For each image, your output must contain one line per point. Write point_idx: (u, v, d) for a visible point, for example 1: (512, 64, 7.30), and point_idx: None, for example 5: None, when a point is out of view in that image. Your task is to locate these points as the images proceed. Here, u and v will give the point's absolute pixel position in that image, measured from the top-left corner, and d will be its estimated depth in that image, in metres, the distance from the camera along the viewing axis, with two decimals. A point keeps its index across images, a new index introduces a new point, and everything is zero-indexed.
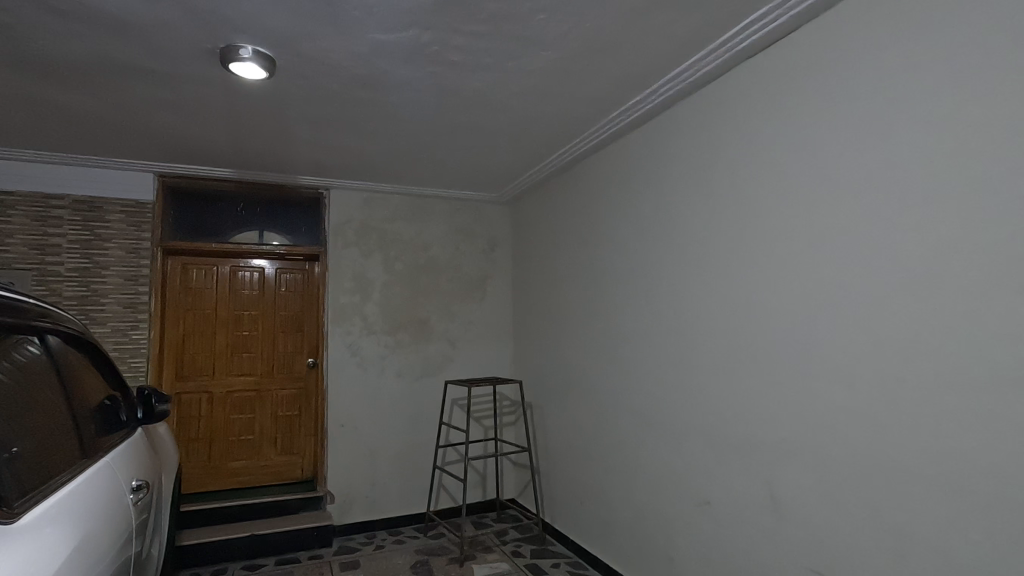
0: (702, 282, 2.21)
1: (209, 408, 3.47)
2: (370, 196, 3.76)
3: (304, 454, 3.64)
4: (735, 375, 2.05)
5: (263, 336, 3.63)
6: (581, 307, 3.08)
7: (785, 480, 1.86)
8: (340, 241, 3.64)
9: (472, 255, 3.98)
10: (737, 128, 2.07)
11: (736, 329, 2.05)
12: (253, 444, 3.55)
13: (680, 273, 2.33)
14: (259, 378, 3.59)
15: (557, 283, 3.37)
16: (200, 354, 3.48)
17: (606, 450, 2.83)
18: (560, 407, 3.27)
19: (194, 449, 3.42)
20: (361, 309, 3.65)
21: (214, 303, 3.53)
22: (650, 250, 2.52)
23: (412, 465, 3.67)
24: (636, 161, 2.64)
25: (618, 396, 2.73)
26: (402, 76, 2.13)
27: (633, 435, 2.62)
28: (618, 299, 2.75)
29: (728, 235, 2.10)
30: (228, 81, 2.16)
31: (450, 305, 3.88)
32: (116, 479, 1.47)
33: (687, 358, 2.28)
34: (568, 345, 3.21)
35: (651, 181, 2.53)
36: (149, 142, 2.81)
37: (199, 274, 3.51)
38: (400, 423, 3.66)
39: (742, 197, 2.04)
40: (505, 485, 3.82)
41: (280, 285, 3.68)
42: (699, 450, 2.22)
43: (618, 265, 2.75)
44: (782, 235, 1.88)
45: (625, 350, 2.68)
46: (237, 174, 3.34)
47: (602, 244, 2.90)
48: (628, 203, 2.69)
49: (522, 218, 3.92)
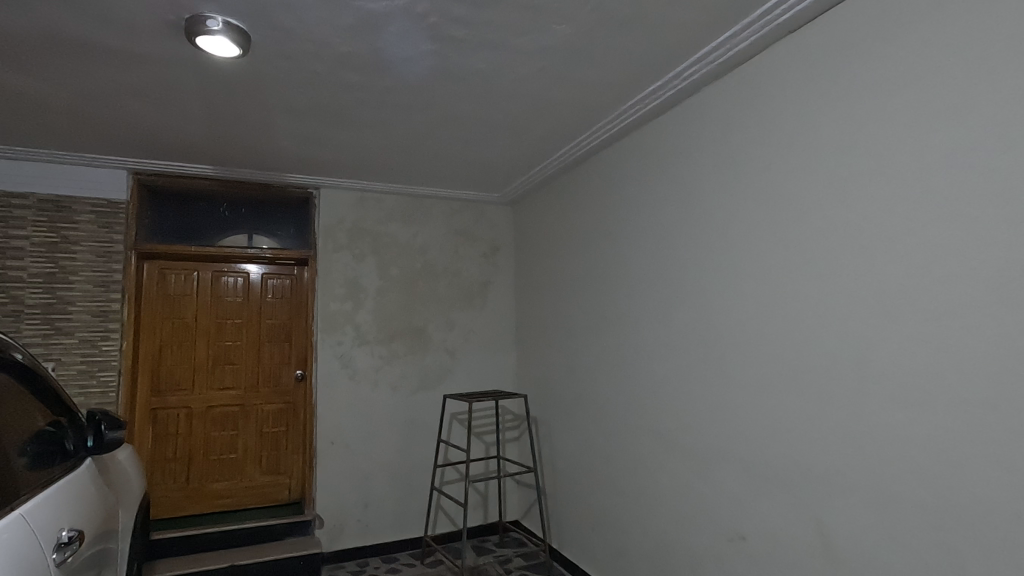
0: (735, 287, 1.97)
1: (187, 425, 3.21)
2: (363, 196, 3.51)
3: (292, 474, 3.37)
4: (775, 394, 1.80)
5: (247, 347, 3.37)
6: (592, 316, 2.84)
7: (835, 516, 1.61)
8: (331, 244, 3.39)
9: (472, 259, 3.73)
10: (775, 114, 1.83)
11: (775, 342, 1.81)
12: (236, 463, 3.28)
13: (708, 278, 2.09)
14: (244, 392, 3.33)
15: (565, 289, 3.12)
16: (178, 367, 3.22)
17: (620, 473, 2.58)
18: (569, 422, 3.01)
19: (171, 470, 3.15)
20: (354, 317, 3.39)
21: (194, 311, 3.28)
22: (673, 253, 2.28)
23: (408, 486, 3.40)
24: (655, 155, 2.40)
25: (636, 413, 2.48)
26: (394, 55, 1.88)
27: (651, 456, 2.38)
28: (634, 306, 2.50)
29: (764, 236, 1.86)
30: (198, 60, 1.91)
31: (449, 312, 3.63)
32: (36, 533, 1.18)
33: (715, 372, 2.04)
34: (578, 356, 2.96)
35: (672, 176, 2.29)
36: (120, 135, 2.56)
37: (179, 280, 3.26)
38: (395, 441, 3.40)
39: (780, 193, 1.81)
40: (508, 506, 3.56)
41: (266, 292, 3.43)
42: (732, 478, 1.96)
43: (636, 269, 2.50)
44: (830, 234, 1.64)
45: (643, 363, 2.44)
46: (218, 172, 3.10)
47: (616, 245, 2.66)
48: (647, 201, 2.45)
49: (526, 219, 3.68)
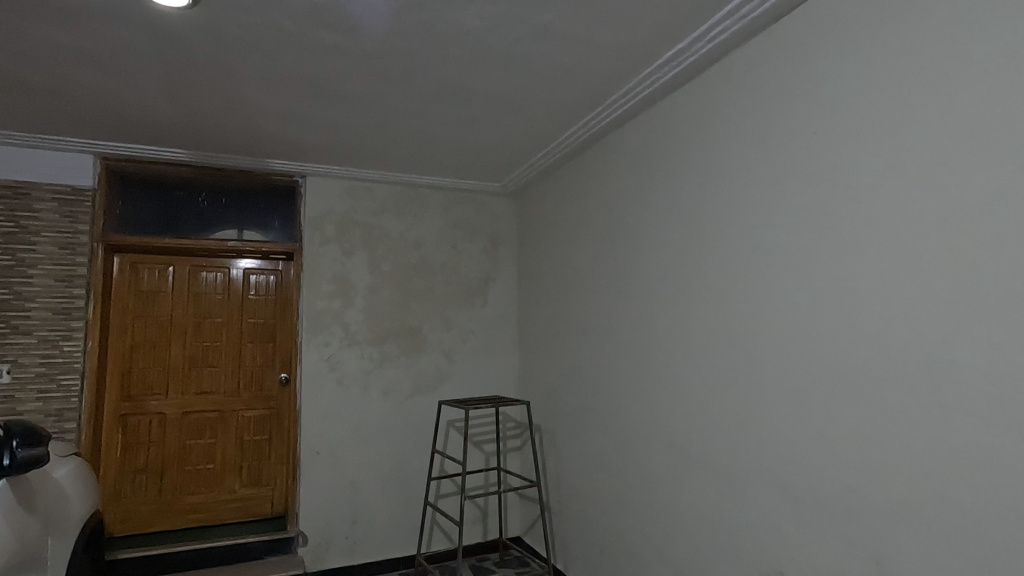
0: (772, 278, 1.69)
1: (160, 433, 2.96)
2: (354, 185, 3.25)
3: (275, 486, 3.11)
4: (823, 404, 1.52)
5: (227, 348, 3.11)
6: (603, 314, 2.57)
7: (897, 553, 1.33)
8: (318, 237, 3.13)
9: (472, 253, 3.47)
10: (821, 74, 1.56)
11: (822, 343, 1.53)
12: (213, 474, 3.02)
13: (740, 269, 1.82)
14: (222, 396, 3.08)
15: (573, 285, 2.85)
16: (150, 369, 2.97)
17: (634, 492, 2.30)
18: (577, 431, 2.74)
19: (142, 482, 2.90)
20: (343, 315, 3.13)
21: (169, 309, 3.02)
22: (697, 241, 2.01)
23: (401, 499, 3.13)
24: (676, 132, 2.13)
25: (653, 423, 2.20)
26: (373, 9, 1.62)
27: (670, 474, 2.10)
28: (653, 303, 2.23)
29: (809, 218, 1.58)
30: (148, 16, 1.66)
31: (446, 312, 3.36)
32: None
33: (748, 379, 1.76)
34: (586, 358, 2.69)
35: (696, 155, 2.02)
36: (79, 111, 2.31)
37: (153, 275, 3.01)
38: (386, 451, 3.13)
39: (828, 167, 1.53)
40: (509, 521, 3.29)
41: (248, 289, 3.17)
42: (768, 503, 1.68)
43: (654, 262, 2.23)
44: (893, 212, 1.36)
45: (661, 368, 2.16)
46: (194, 158, 2.85)
47: (631, 235, 2.39)
48: (666, 185, 2.18)
49: (530, 210, 3.41)
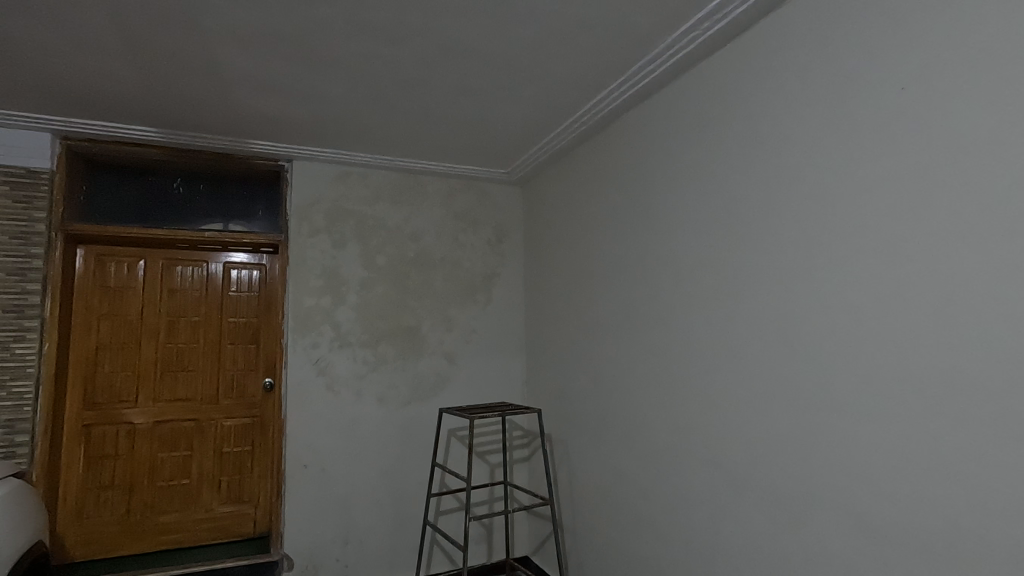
0: (846, 266, 1.41)
1: (128, 445, 2.65)
2: (346, 170, 2.96)
3: (257, 503, 2.81)
4: (918, 416, 1.24)
5: (205, 351, 2.81)
6: (625, 312, 2.29)
7: None
8: (305, 228, 2.83)
9: (474, 246, 3.17)
10: (911, 12, 1.28)
11: (917, 344, 1.24)
12: (188, 490, 2.72)
13: (801, 257, 1.53)
14: (199, 404, 2.78)
15: (589, 278, 2.56)
16: (118, 374, 2.66)
17: (664, 514, 2.02)
18: (594, 442, 2.46)
19: (107, 500, 2.59)
20: (333, 313, 2.84)
21: (140, 307, 2.72)
22: (744, 225, 1.73)
23: (398, 517, 2.83)
24: (716, 100, 1.86)
25: (688, 437, 1.91)
26: None
27: (710, 496, 1.81)
28: (687, 298, 1.95)
29: (895, 191, 1.30)
30: None
31: (446, 310, 3.06)
32: None
33: (812, 387, 1.48)
34: (605, 361, 2.41)
35: (742, 126, 1.74)
36: (27, 77, 2.02)
37: (121, 270, 2.71)
38: (381, 464, 2.84)
39: (922, 125, 1.25)
40: (516, 541, 3.00)
41: (229, 285, 2.87)
42: (843, 537, 1.39)
43: (689, 252, 1.95)
44: (1016, 178, 1.09)
45: (699, 375, 1.88)
46: (166, 138, 2.56)
47: (659, 222, 2.11)
48: (703, 162, 1.90)
49: (538, 199, 3.12)
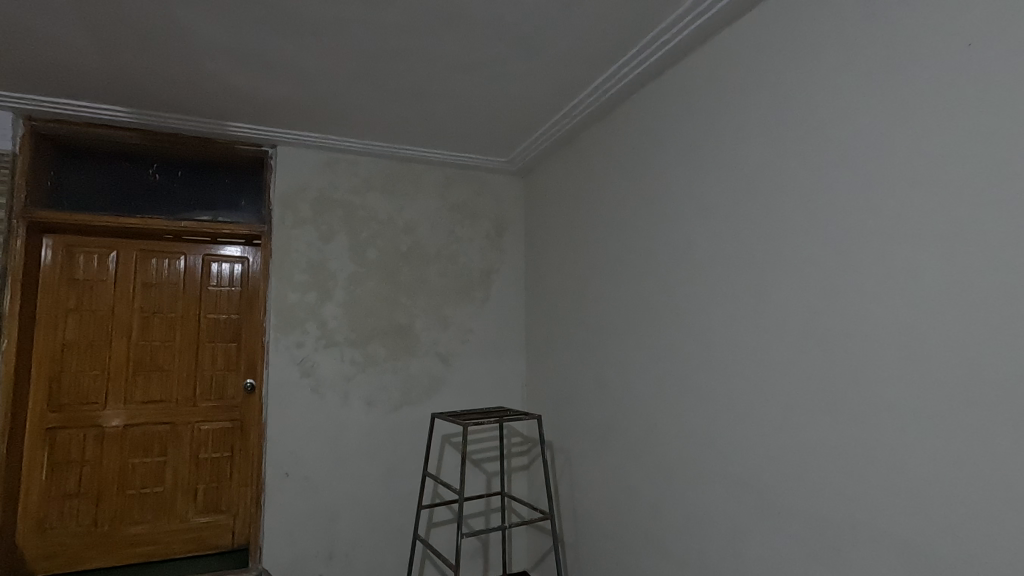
0: (897, 255, 1.21)
1: (96, 450, 2.47)
2: (335, 157, 2.77)
3: (236, 513, 2.62)
4: (988, 432, 1.04)
5: (181, 349, 2.62)
6: (635, 311, 2.09)
7: None
8: (290, 218, 2.64)
9: (472, 240, 2.98)
10: None
11: (988, 346, 1.05)
12: (160, 498, 2.53)
13: (839, 246, 1.34)
14: (173, 406, 2.59)
15: (595, 273, 2.37)
16: (85, 373, 2.48)
17: (677, 535, 1.82)
18: (598, 451, 2.26)
19: (72, 510, 2.41)
20: (319, 310, 2.64)
21: (111, 302, 2.54)
22: (771, 212, 1.53)
23: (387, 529, 2.64)
24: (739, 73, 1.66)
25: (704, 450, 1.72)
26: None
27: (731, 517, 1.62)
28: (704, 295, 1.75)
29: (957, 167, 1.11)
30: None
31: (441, 307, 2.87)
32: None
33: (852, 396, 1.29)
34: (612, 364, 2.21)
35: (770, 100, 1.55)
36: None
37: (90, 262, 2.52)
38: (369, 472, 2.64)
39: (991, 88, 1.07)
40: (514, 555, 2.80)
41: (208, 279, 2.68)
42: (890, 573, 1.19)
43: (707, 244, 1.75)
44: None
45: (717, 380, 1.68)
46: (138, 120, 2.37)
47: (674, 211, 1.91)
48: (724, 142, 1.71)
49: (540, 190, 2.93)
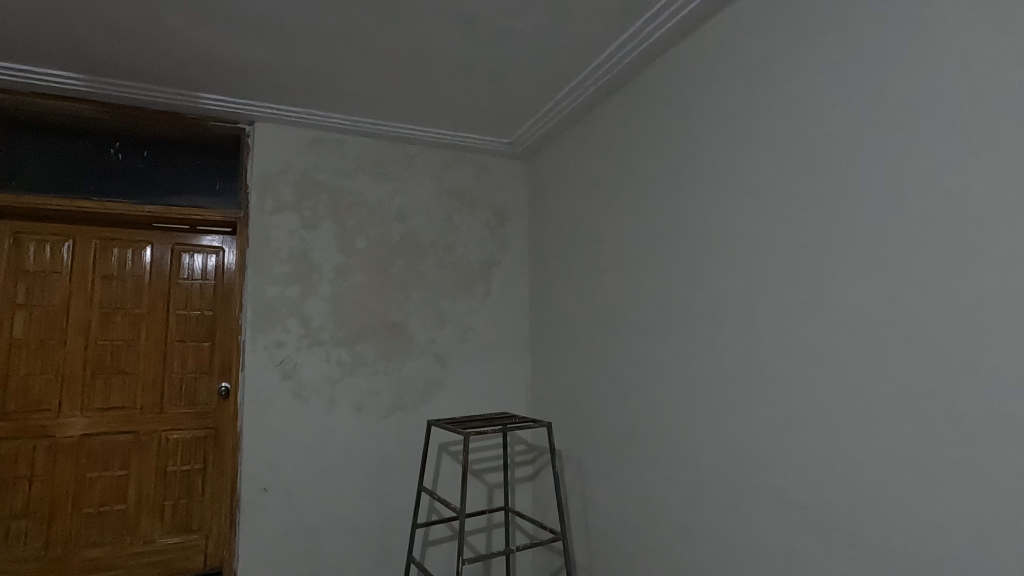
0: (1015, 229, 0.96)
1: (47, 464, 2.18)
2: (319, 135, 2.50)
3: (208, 533, 2.34)
4: None
5: (147, 349, 2.34)
6: (659, 304, 1.84)
7: None
8: (269, 202, 2.37)
9: (470, 229, 2.72)
10: None
11: None
12: (122, 517, 2.25)
13: (926, 223, 1.09)
14: (138, 413, 2.31)
15: (611, 263, 2.11)
16: (36, 378, 2.19)
17: (713, 565, 1.56)
18: (616, 464, 2.01)
19: (19, 532, 2.13)
20: (302, 306, 2.37)
21: (66, 297, 2.25)
22: (832, 183, 1.28)
23: (378, 550, 2.37)
24: (790, 24, 1.42)
25: (748, 466, 1.47)
26: None
27: (783, 548, 1.37)
28: (745, 287, 1.50)
29: None
30: None
31: (437, 302, 2.61)
32: None
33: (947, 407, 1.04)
34: (631, 364, 1.96)
35: (831, 53, 1.30)
36: None
37: (43, 252, 2.24)
38: (358, 486, 2.38)
39: None
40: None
41: (179, 272, 2.41)
42: None
43: (749, 225, 1.50)
44: None
45: (763, 385, 1.44)
46: (95, 90, 2.09)
47: (706, 190, 1.66)
48: (769, 106, 1.46)
49: (546, 174, 2.67)
